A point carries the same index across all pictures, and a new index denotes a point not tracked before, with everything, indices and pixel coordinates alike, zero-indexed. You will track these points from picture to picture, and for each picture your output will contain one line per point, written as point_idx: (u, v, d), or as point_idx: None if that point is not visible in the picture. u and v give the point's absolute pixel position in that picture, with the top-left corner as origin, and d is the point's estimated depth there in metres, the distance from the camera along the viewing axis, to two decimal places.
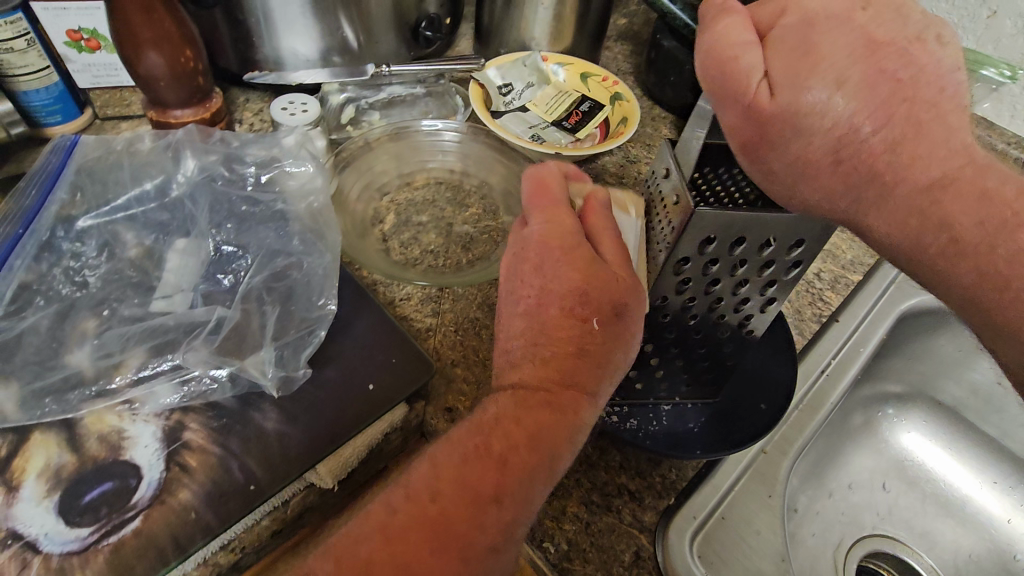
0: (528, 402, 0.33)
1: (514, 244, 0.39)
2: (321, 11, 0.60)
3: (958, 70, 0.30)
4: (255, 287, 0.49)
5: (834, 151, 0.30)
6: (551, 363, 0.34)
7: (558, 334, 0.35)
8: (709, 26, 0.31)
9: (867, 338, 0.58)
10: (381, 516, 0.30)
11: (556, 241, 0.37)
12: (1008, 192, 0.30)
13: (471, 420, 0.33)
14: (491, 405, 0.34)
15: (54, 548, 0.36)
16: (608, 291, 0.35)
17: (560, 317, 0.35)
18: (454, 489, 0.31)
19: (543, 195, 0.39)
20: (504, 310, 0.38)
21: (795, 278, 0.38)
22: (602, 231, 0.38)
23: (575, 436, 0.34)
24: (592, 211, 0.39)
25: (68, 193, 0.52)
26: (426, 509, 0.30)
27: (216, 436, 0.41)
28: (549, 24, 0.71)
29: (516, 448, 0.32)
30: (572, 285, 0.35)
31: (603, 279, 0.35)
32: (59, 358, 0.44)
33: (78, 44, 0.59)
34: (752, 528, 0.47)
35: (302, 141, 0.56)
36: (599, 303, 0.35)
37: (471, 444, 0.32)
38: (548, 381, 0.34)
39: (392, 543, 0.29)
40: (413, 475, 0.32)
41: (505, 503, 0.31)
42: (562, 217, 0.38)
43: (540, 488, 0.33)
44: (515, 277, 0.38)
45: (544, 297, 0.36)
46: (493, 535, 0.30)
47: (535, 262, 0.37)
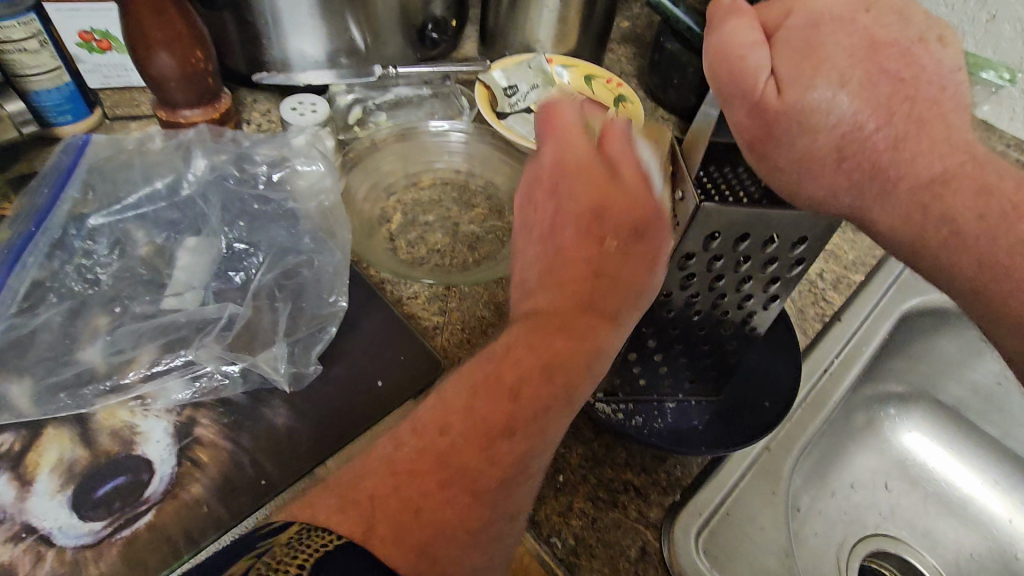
0: (542, 331, 0.32)
1: (527, 174, 0.36)
2: (329, 13, 0.61)
3: (958, 71, 0.31)
4: (266, 285, 0.49)
5: (838, 147, 0.31)
6: (569, 288, 0.33)
7: (571, 261, 0.33)
8: (717, 26, 0.32)
9: (870, 338, 0.58)
10: (390, 453, 0.32)
11: (571, 163, 0.34)
12: (1007, 186, 0.31)
13: (483, 355, 0.34)
14: (507, 335, 0.34)
15: (68, 542, 0.36)
16: (624, 217, 0.32)
17: (577, 242, 0.33)
18: (463, 422, 0.32)
19: (556, 116, 0.35)
20: (519, 241, 0.36)
21: (798, 275, 0.39)
22: (622, 159, 0.34)
23: (593, 363, 0.33)
24: (611, 137, 0.35)
25: (80, 192, 0.52)
26: (436, 444, 0.31)
27: (227, 431, 0.41)
28: (553, 27, 0.72)
29: (528, 379, 0.32)
30: (586, 209, 0.33)
31: (617, 205, 0.32)
32: (72, 354, 0.44)
33: (90, 44, 0.59)
34: (756, 525, 0.48)
35: (313, 141, 0.56)
36: (613, 228, 0.32)
37: (479, 380, 0.33)
38: (565, 310, 0.32)
39: (399, 478, 0.31)
40: (424, 413, 0.33)
41: (518, 435, 0.31)
42: (576, 144, 0.35)
43: (557, 418, 0.32)
44: (530, 206, 0.36)
45: (556, 225, 0.33)
46: (506, 465, 0.31)
47: (550, 191, 0.34)
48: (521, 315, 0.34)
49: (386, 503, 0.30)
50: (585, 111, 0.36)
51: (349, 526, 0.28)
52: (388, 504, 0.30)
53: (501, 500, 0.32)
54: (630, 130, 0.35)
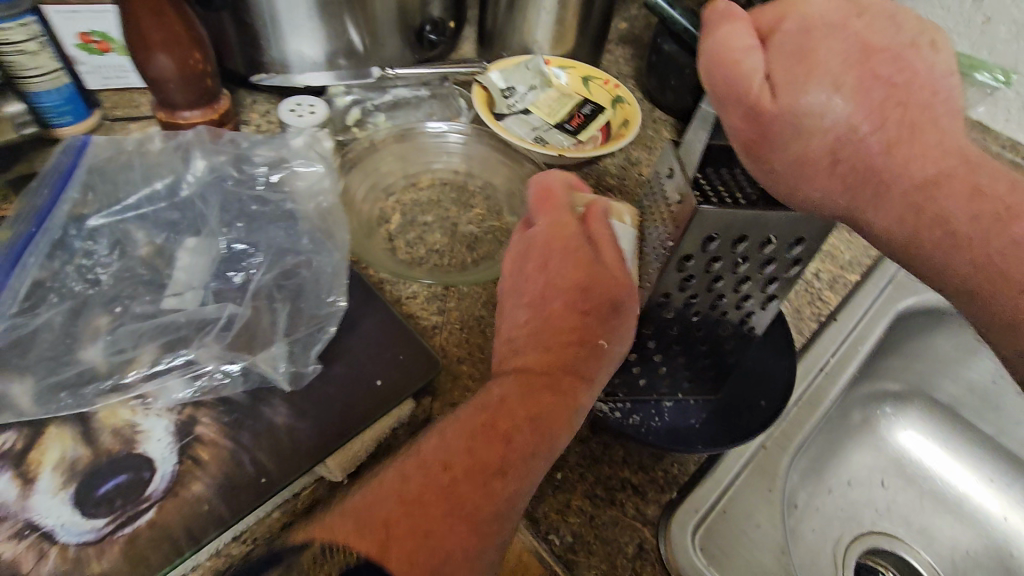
0: (531, 385, 0.36)
1: (519, 245, 0.42)
2: (327, 15, 0.61)
3: (950, 75, 0.32)
4: (266, 285, 0.50)
5: (832, 151, 0.31)
6: (554, 352, 0.37)
7: (557, 326, 0.37)
8: (711, 32, 0.32)
9: (865, 337, 0.59)
10: (397, 485, 0.32)
11: (560, 242, 0.39)
12: (1000, 188, 0.31)
13: (477, 400, 0.36)
14: (497, 387, 0.36)
15: (70, 539, 0.36)
16: (605, 285, 0.37)
17: (562, 310, 0.38)
18: (464, 458, 0.33)
19: (548, 197, 0.42)
20: (509, 305, 0.41)
21: (796, 275, 0.40)
22: (603, 234, 0.38)
23: (573, 418, 0.36)
24: (593, 216, 0.39)
25: (79, 192, 0.53)
26: (438, 477, 0.32)
27: (227, 430, 0.42)
28: (551, 29, 0.73)
29: (520, 427, 0.34)
30: (572, 280, 0.38)
31: (598, 275, 0.37)
32: (73, 353, 0.44)
33: (89, 46, 0.59)
34: (753, 522, 0.48)
35: (311, 142, 0.58)
36: (596, 298, 0.37)
37: (477, 422, 0.34)
38: (550, 369, 0.36)
39: (407, 506, 0.31)
40: (426, 447, 0.34)
41: (511, 476, 0.33)
42: (564, 223, 0.40)
43: (542, 464, 0.35)
44: (521, 274, 0.41)
45: (547, 293, 0.38)
46: (500, 504, 0.32)
47: (540, 263, 0.39)
48: (509, 370, 0.38)
49: (394, 531, 0.30)
50: (570, 196, 0.42)
51: (364, 545, 0.29)
52: (395, 532, 0.30)
53: (492, 536, 0.32)
54: (610, 212, 0.40)
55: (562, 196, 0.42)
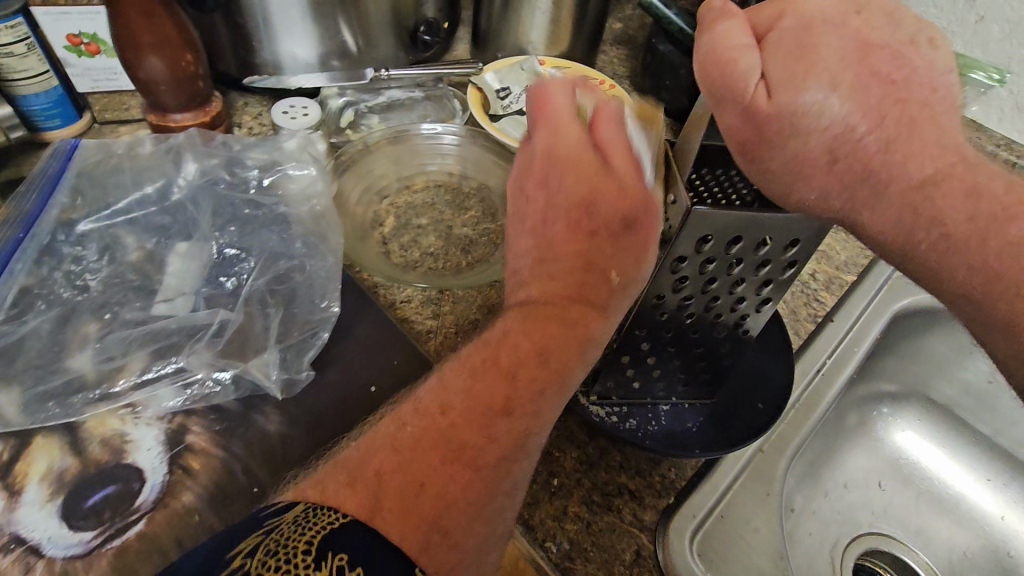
0: (534, 320, 0.33)
1: (519, 162, 0.36)
2: (319, 15, 0.61)
3: (949, 72, 0.31)
4: (258, 290, 0.49)
5: (830, 150, 0.31)
6: (559, 277, 0.33)
7: (565, 250, 0.33)
8: (708, 30, 0.32)
9: (861, 338, 0.59)
10: (393, 433, 0.33)
11: (564, 153, 0.34)
12: (999, 190, 0.31)
13: (479, 339, 0.34)
14: (499, 324, 0.34)
15: (57, 552, 0.36)
16: (614, 201, 0.32)
17: (568, 231, 0.33)
18: (462, 402, 0.32)
19: (546, 102, 0.35)
20: (508, 229, 0.36)
21: (791, 278, 0.39)
22: (613, 138, 0.34)
23: (586, 350, 0.33)
24: (602, 118, 0.35)
25: (68, 197, 0.52)
26: (436, 421, 0.32)
27: (218, 439, 0.41)
28: (545, 29, 0.72)
29: (524, 360, 0.33)
30: (576, 197, 0.33)
31: (605, 190, 0.33)
32: (60, 362, 0.44)
33: (78, 48, 0.58)
34: (751, 527, 0.48)
35: (304, 144, 0.57)
36: (604, 216, 0.33)
37: (477, 362, 0.33)
38: (557, 297, 0.33)
39: (405, 454, 0.31)
40: (424, 393, 0.34)
41: (514, 416, 0.32)
42: (569, 127, 0.35)
43: (550, 403, 0.33)
44: (521, 195, 0.36)
45: (547, 215, 0.34)
46: (504, 444, 0.32)
47: (541, 179, 0.35)
48: (512, 304, 0.35)
49: (390, 480, 0.31)
50: (575, 96, 0.36)
51: (354, 502, 0.29)
52: (388, 483, 0.30)
53: (501, 476, 0.32)
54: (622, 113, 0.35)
55: (561, 98, 0.35)
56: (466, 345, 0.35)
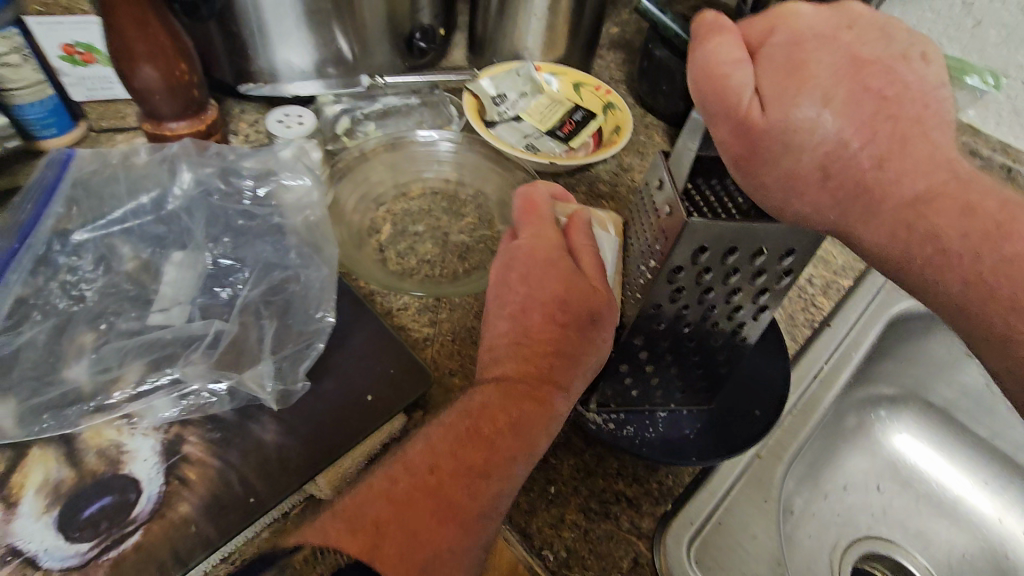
0: (510, 394, 0.37)
1: (503, 256, 0.43)
2: (315, 23, 0.61)
3: (941, 87, 0.31)
4: (253, 300, 0.49)
5: (822, 165, 0.31)
6: (531, 360, 0.38)
7: (538, 338, 0.38)
8: (701, 44, 0.32)
9: (858, 344, 0.59)
10: (385, 486, 0.33)
11: (542, 254, 0.41)
12: (991, 206, 0.31)
13: (460, 405, 0.37)
14: (478, 393, 0.37)
15: (54, 564, 0.36)
16: (582, 299, 0.38)
17: (541, 324, 0.39)
18: (450, 462, 0.34)
19: (534, 209, 0.44)
20: (492, 312, 0.42)
21: (787, 286, 0.39)
22: (583, 245, 0.42)
23: (552, 426, 0.37)
24: (575, 229, 0.43)
25: (64, 207, 0.52)
26: (426, 479, 0.33)
27: (215, 448, 0.41)
28: (541, 35, 0.72)
29: (502, 431, 0.35)
30: (553, 294, 0.39)
31: (577, 287, 0.39)
32: (57, 373, 0.44)
33: (73, 58, 0.58)
34: (749, 533, 0.48)
35: (299, 154, 0.56)
36: (574, 310, 0.38)
37: (462, 427, 0.35)
38: (529, 375, 0.37)
39: (397, 506, 0.32)
40: (412, 452, 0.35)
41: (494, 478, 0.34)
42: (548, 235, 0.42)
43: (523, 468, 0.36)
44: (503, 288, 0.42)
45: (527, 306, 0.39)
46: (486, 503, 0.34)
47: (521, 275, 0.41)
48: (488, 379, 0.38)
49: (385, 529, 0.31)
50: (554, 208, 0.45)
51: (354, 545, 0.30)
52: (387, 531, 0.31)
53: (480, 532, 0.33)
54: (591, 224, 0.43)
55: (545, 209, 0.44)
56: (445, 411, 0.37)
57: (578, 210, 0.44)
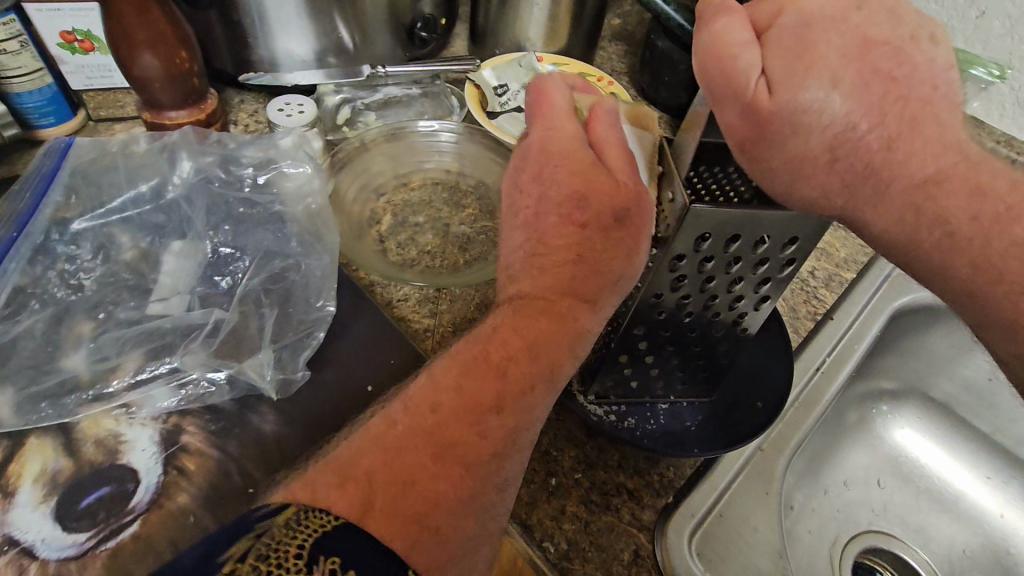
0: (525, 315, 0.35)
1: (515, 155, 0.38)
2: (315, 12, 0.60)
3: (949, 69, 0.31)
4: (253, 289, 0.49)
5: (830, 147, 0.31)
6: (549, 272, 0.36)
7: (554, 245, 0.36)
8: (707, 23, 0.31)
9: (861, 336, 0.58)
10: (384, 431, 0.32)
11: (558, 146, 0.36)
12: (1001, 186, 0.30)
13: (470, 338, 0.36)
14: (490, 320, 0.36)
15: (51, 554, 0.35)
16: (608, 197, 0.35)
17: (559, 226, 0.36)
18: (453, 399, 0.33)
19: (545, 96, 0.38)
20: (504, 228, 0.39)
21: (789, 276, 0.39)
22: (607, 136, 0.37)
23: (573, 347, 0.36)
24: (598, 118, 0.37)
25: (63, 195, 0.51)
26: (426, 419, 0.32)
27: (214, 439, 0.41)
28: (544, 25, 0.72)
29: (514, 357, 0.34)
30: (570, 192, 0.35)
31: (600, 183, 0.35)
32: (54, 362, 0.43)
33: (72, 45, 0.57)
34: (750, 526, 0.47)
35: (300, 142, 0.56)
36: (595, 210, 0.35)
37: (468, 360, 0.34)
38: (547, 291, 0.36)
39: (397, 450, 0.31)
40: (415, 390, 0.34)
41: (504, 411, 0.33)
42: (565, 125, 0.37)
43: (536, 398, 0.35)
44: (515, 190, 0.38)
45: (541, 211, 0.36)
46: (494, 440, 0.33)
47: (537, 171, 0.37)
48: (506, 299, 0.37)
49: (382, 476, 0.31)
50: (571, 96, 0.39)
51: (343, 502, 0.29)
52: (382, 479, 0.31)
53: (492, 469, 0.33)
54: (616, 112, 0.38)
55: (560, 98, 0.38)
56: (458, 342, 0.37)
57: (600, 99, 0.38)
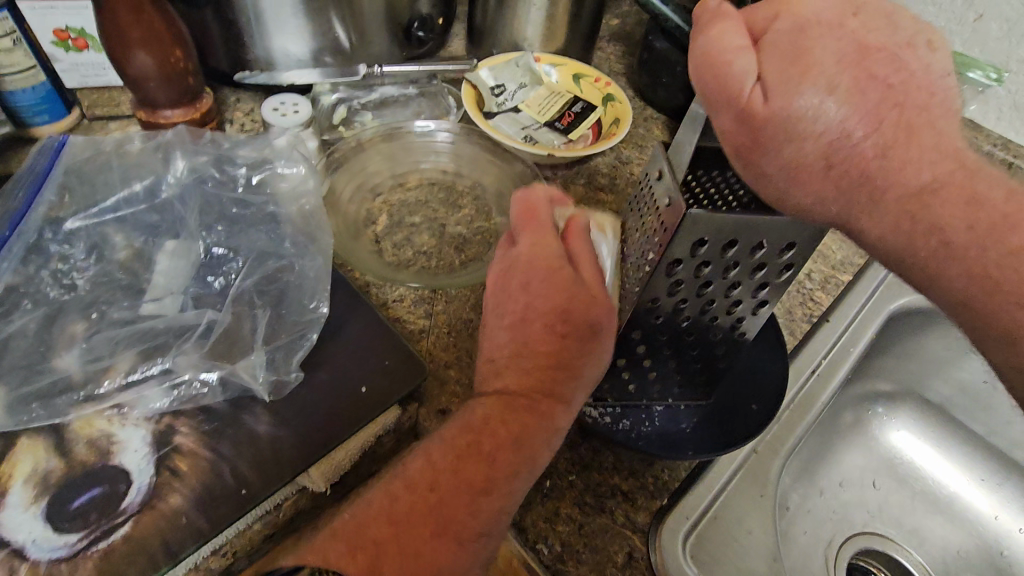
0: (510, 406, 0.35)
1: (501, 262, 0.39)
2: (311, 12, 0.60)
3: (947, 76, 0.31)
4: (247, 289, 0.49)
5: (826, 155, 0.30)
6: (532, 372, 0.35)
7: (538, 348, 0.35)
8: (704, 31, 0.31)
9: (858, 338, 0.58)
10: (383, 506, 0.33)
11: (541, 258, 0.37)
12: (997, 197, 0.31)
13: (458, 423, 0.35)
14: (478, 407, 0.35)
15: (42, 555, 0.35)
16: (589, 310, 0.35)
17: (542, 333, 0.35)
18: (448, 481, 0.33)
19: (530, 213, 0.40)
20: (489, 319, 0.39)
21: (786, 280, 0.39)
22: (583, 253, 0.38)
23: (555, 440, 0.36)
24: (574, 233, 0.39)
25: (56, 194, 0.51)
26: (426, 497, 0.33)
27: (207, 440, 0.41)
28: (541, 25, 0.71)
29: (501, 449, 0.34)
30: (553, 303, 0.36)
31: (580, 297, 0.35)
32: (47, 361, 0.43)
33: (66, 43, 0.58)
34: (744, 528, 0.47)
35: (294, 142, 0.55)
36: (576, 322, 0.35)
37: (460, 443, 0.34)
38: (530, 391, 0.35)
39: (395, 528, 0.32)
40: (411, 467, 0.34)
41: (494, 493, 0.34)
42: (548, 242, 0.38)
43: (524, 482, 0.35)
44: (502, 290, 0.38)
45: (527, 315, 0.36)
46: (484, 521, 0.33)
47: (521, 281, 0.37)
48: (487, 391, 0.36)
49: (382, 549, 0.32)
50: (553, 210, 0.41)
51: (354, 568, 0.31)
52: (382, 554, 0.31)
53: (482, 550, 0.33)
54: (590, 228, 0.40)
55: (543, 213, 0.40)
56: (447, 421, 0.36)
57: (578, 216, 0.40)
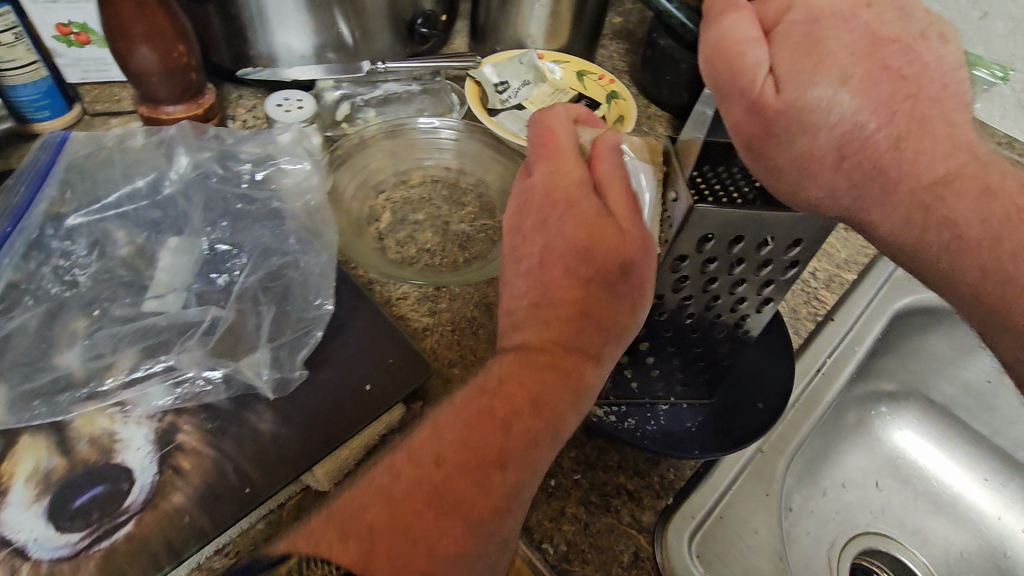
0: (529, 365, 0.33)
1: (518, 196, 0.38)
2: (315, 7, 0.60)
3: (958, 68, 0.31)
4: (251, 286, 0.48)
5: (838, 146, 0.30)
6: (553, 325, 0.34)
7: (559, 294, 0.34)
8: (716, 21, 0.31)
9: (863, 337, 0.58)
10: (386, 483, 0.31)
11: (558, 194, 0.35)
12: (1010, 189, 0.31)
13: (473, 387, 0.34)
14: (496, 367, 0.34)
15: (43, 554, 0.35)
16: (612, 248, 0.33)
17: (561, 278, 0.34)
18: (456, 451, 0.32)
19: (551, 134, 0.37)
20: (509, 268, 0.38)
21: (792, 278, 0.38)
22: (610, 174, 0.35)
23: (580, 400, 0.34)
24: (600, 152, 0.36)
25: (57, 191, 0.51)
26: (431, 472, 0.31)
27: (210, 437, 0.40)
28: (545, 23, 0.71)
29: (518, 409, 0.33)
30: (574, 241, 0.34)
31: (603, 232, 0.33)
32: (49, 359, 0.43)
33: (67, 38, 0.57)
34: (750, 528, 0.47)
35: (298, 138, 0.56)
36: (598, 264, 0.33)
37: (472, 409, 0.33)
38: (549, 345, 0.34)
39: (395, 510, 0.30)
40: (418, 437, 0.33)
41: (510, 465, 0.32)
42: (568, 170, 0.36)
43: (543, 450, 0.33)
44: (520, 233, 0.37)
45: (546, 259, 0.35)
46: (496, 495, 0.32)
47: (538, 220, 0.36)
48: (508, 348, 0.35)
49: (379, 535, 0.30)
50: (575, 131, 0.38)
51: (348, 555, 0.29)
52: (380, 539, 0.29)
53: (494, 527, 0.32)
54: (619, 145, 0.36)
55: (565, 135, 0.37)
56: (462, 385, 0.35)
57: (606, 132, 0.37)
